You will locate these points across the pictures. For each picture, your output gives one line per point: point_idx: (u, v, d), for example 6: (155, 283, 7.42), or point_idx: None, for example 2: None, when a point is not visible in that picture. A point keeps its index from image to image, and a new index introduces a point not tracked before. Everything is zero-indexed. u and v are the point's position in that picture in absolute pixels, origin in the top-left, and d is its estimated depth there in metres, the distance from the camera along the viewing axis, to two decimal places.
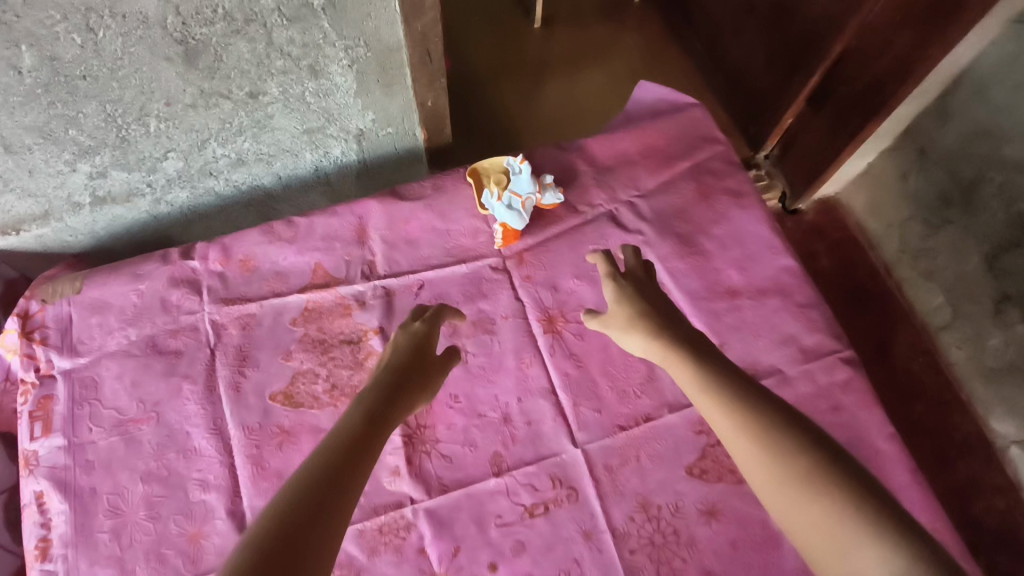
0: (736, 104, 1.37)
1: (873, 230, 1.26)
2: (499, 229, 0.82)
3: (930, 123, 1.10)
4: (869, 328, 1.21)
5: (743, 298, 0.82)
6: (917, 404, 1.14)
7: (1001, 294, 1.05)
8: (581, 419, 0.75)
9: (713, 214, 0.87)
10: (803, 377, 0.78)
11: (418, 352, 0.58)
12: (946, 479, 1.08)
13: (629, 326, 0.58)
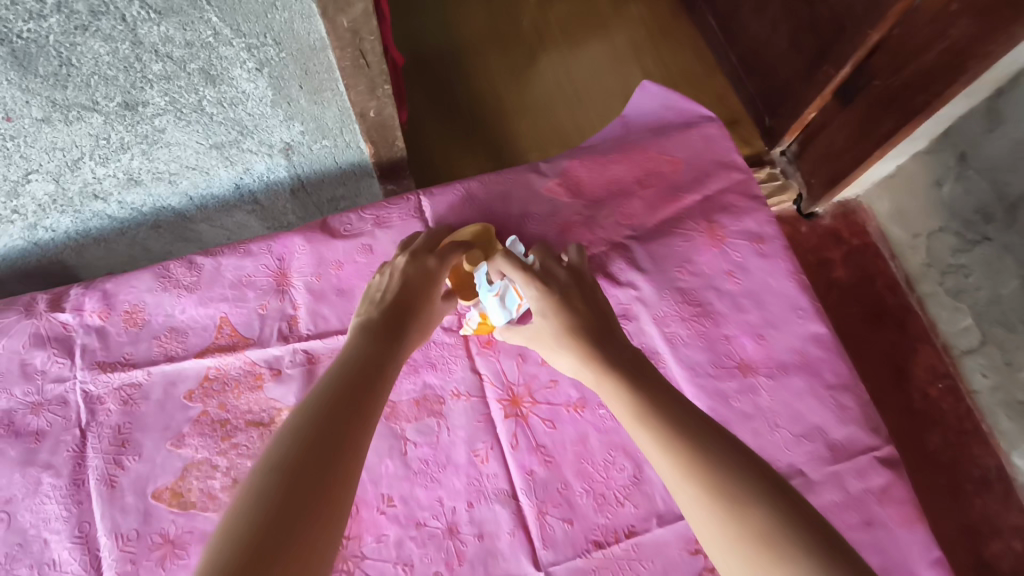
0: (754, 95, 1.17)
1: (896, 239, 1.04)
2: (476, 316, 0.63)
3: (976, 125, 0.84)
4: (884, 348, 1.02)
5: (759, 375, 0.66)
6: (932, 434, 0.96)
7: None
8: (546, 532, 0.59)
9: (726, 264, 0.70)
10: (830, 481, 0.62)
11: (426, 283, 0.55)
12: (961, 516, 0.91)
13: (552, 343, 0.53)
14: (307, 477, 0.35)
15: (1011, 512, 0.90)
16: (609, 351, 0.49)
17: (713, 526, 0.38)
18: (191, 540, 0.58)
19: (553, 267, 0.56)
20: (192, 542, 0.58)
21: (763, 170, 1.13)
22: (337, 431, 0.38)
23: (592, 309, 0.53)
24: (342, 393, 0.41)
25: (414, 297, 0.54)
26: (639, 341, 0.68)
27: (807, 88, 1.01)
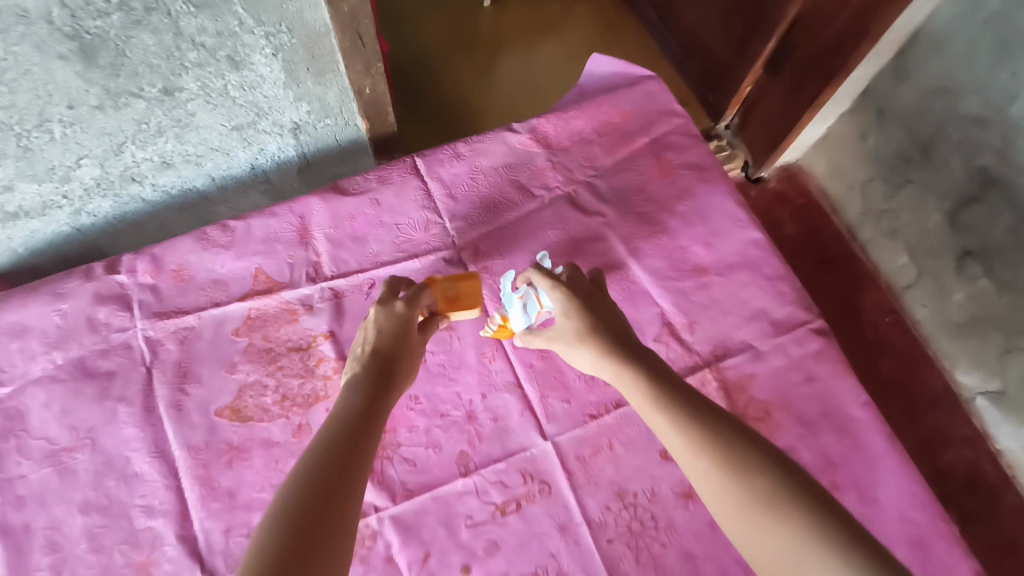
0: (695, 76, 1.34)
1: (836, 193, 1.21)
2: (498, 318, 0.70)
3: (888, 81, 1.01)
4: (835, 289, 1.19)
5: (711, 275, 0.78)
6: (885, 362, 1.12)
7: (963, 250, 0.97)
8: (548, 409, 0.72)
9: (676, 189, 0.82)
10: (775, 350, 0.74)
11: (405, 330, 0.62)
12: (917, 430, 1.06)
13: (575, 344, 0.61)
14: (311, 517, 0.41)
15: (959, 421, 1.03)
16: (630, 354, 0.57)
17: (722, 493, 0.45)
18: (253, 445, 0.69)
19: (579, 283, 0.64)
20: (254, 446, 0.69)
21: (713, 142, 1.31)
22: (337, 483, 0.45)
23: (606, 322, 0.60)
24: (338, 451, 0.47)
25: (394, 347, 0.60)
26: (609, 257, 0.79)
27: (739, 69, 1.18)
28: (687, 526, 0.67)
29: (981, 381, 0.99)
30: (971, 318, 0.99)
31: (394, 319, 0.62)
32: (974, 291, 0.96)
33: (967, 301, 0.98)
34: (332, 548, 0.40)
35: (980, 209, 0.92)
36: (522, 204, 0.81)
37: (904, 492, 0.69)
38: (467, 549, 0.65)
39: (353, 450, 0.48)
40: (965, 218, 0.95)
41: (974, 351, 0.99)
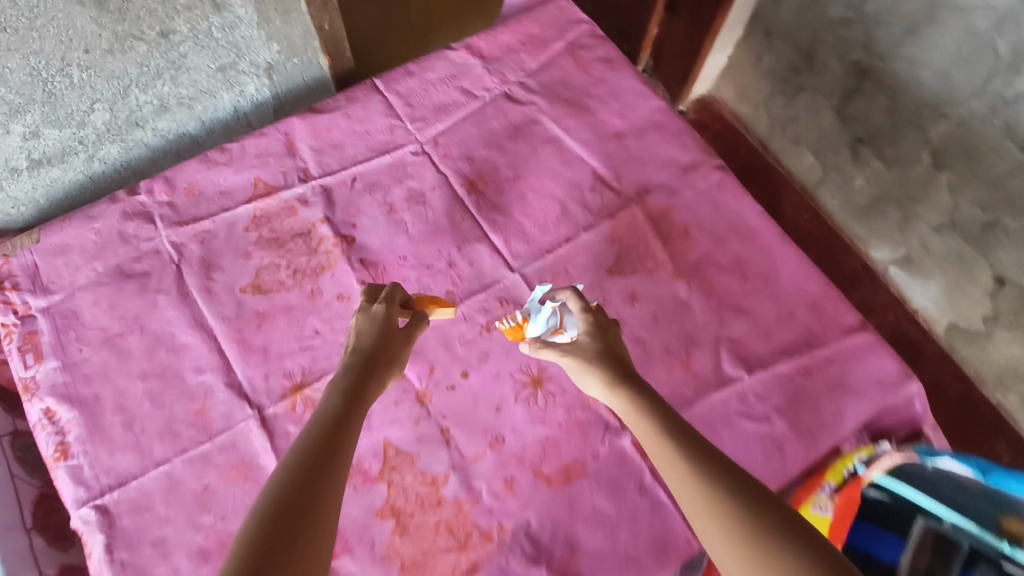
0: (611, 26, 1.72)
1: (746, 114, 1.71)
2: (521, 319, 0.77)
3: (770, 8, 1.46)
4: (765, 193, 1.70)
5: (628, 137, 0.96)
6: (813, 249, 1.63)
7: (855, 138, 1.45)
8: (514, 251, 0.87)
9: (591, 78, 1.00)
10: (686, 185, 0.92)
11: (386, 328, 0.62)
12: (851, 296, 1.59)
13: (582, 368, 0.63)
14: (273, 537, 0.42)
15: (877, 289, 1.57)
16: (633, 387, 0.59)
17: (716, 522, 0.47)
18: (276, 310, 0.84)
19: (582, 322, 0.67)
20: (277, 311, 0.83)
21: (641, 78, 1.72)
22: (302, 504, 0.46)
23: (602, 351, 0.63)
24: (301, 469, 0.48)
25: (373, 347, 0.61)
26: (545, 134, 0.96)
27: (646, 13, 1.56)
28: (635, 320, 0.84)
29: (888, 255, 1.54)
30: (869, 197, 1.51)
31: (373, 320, 0.63)
32: (869, 170, 1.46)
33: (867, 181, 1.48)
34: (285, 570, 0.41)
35: (857, 100, 1.40)
36: (468, 104, 0.98)
37: (798, 272, 0.86)
38: (464, 360, 0.81)
39: (320, 469, 0.48)
40: (850, 110, 1.43)
41: (874, 228, 1.54)
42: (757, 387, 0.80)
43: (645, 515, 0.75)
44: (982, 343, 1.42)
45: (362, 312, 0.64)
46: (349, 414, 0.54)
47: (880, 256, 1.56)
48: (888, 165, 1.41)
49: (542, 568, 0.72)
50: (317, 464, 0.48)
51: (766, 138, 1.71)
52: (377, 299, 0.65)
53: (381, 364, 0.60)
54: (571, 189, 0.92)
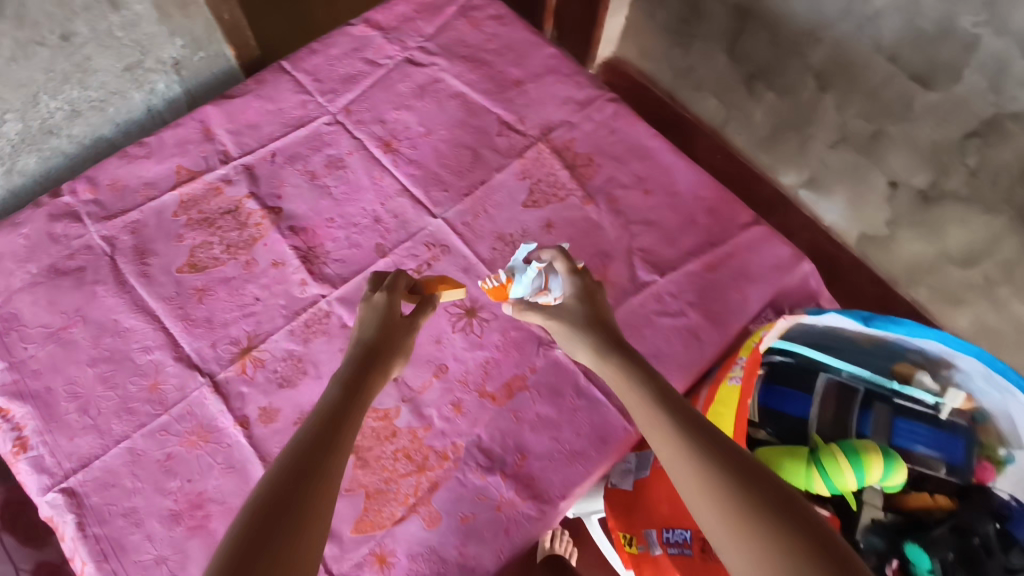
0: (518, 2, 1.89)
1: (648, 69, 1.84)
2: (503, 278, 0.79)
3: None
4: (677, 139, 1.82)
5: (527, 84, 1.03)
6: (729, 184, 1.77)
7: (749, 76, 1.56)
8: (434, 199, 0.94)
9: (485, 36, 1.08)
10: (585, 119, 1.00)
11: (389, 315, 0.63)
12: (775, 218, 1.71)
13: (572, 334, 0.63)
14: (268, 524, 0.44)
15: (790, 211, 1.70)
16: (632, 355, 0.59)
17: (712, 503, 0.47)
18: (215, 283, 0.87)
19: (574, 291, 0.66)
20: (215, 284, 0.87)
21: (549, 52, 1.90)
22: (304, 498, 0.46)
23: (590, 317, 0.64)
24: (299, 462, 0.49)
25: (376, 335, 0.61)
26: (450, 91, 1.03)
27: None
28: (554, 245, 0.91)
29: (797, 179, 1.64)
30: (770, 129, 1.61)
31: (375, 309, 0.63)
32: (764, 104, 1.57)
33: (766, 114, 1.59)
34: (277, 558, 0.42)
35: (744, 39, 1.51)
36: (374, 72, 1.04)
37: (695, 181, 0.95)
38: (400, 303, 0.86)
39: (316, 462, 0.49)
40: (740, 50, 1.54)
41: (777, 157, 1.65)
42: (670, 286, 0.88)
43: (585, 413, 0.80)
44: (887, 244, 1.51)
45: (367, 300, 0.65)
46: (348, 414, 0.54)
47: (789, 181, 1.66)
48: (780, 96, 1.52)
49: (497, 475, 0.77)
50: (310, 457, 0.49)
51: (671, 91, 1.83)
52: (379, 288, 0.66)
53: (385, 355, 0.61)
54: (480, 137, 0.99)
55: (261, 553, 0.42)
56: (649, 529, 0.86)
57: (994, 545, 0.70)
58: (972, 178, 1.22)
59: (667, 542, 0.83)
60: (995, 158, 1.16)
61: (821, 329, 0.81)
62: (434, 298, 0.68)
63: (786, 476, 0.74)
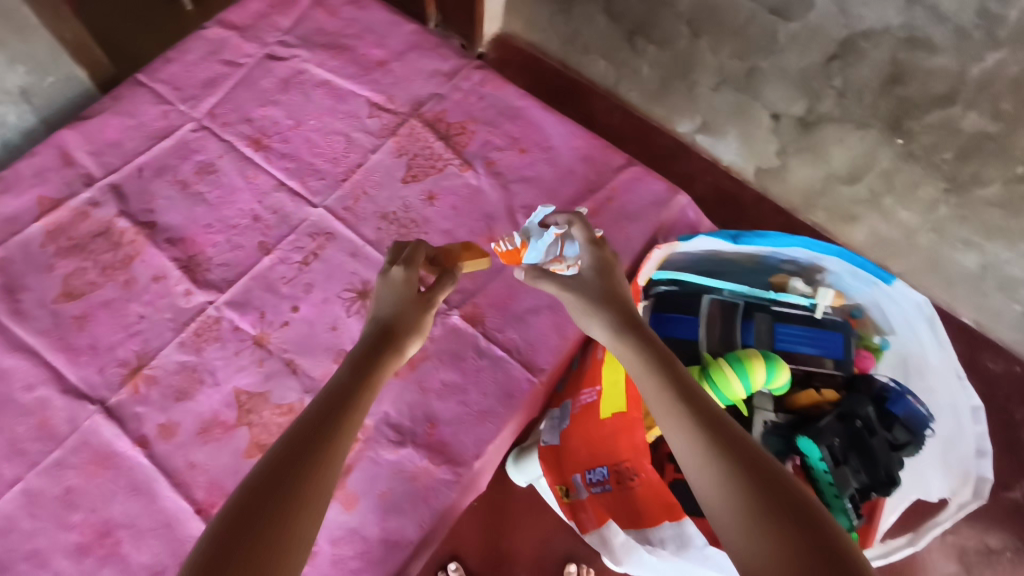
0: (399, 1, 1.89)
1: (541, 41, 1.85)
2: (518, 242, 0.79)
3: None
4: (575, 108, 1.84)
5: (391, 63, 1.04)
6: (630, 145, 1.79)
7: (629, 31, 1.56)
8: (312, 189, 0.93)
9: (344, 22, 1.08)
10: (453, 90, 1.01)
11: (406, 294, 0.64)
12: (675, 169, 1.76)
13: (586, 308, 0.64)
14: (262, 498, 0.47)
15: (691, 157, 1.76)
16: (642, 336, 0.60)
17: (713, 487, 0.49)
18: (95, 308, 0.84)
19: (594, 266, 0.67)
20: (95, 309, 0.84)
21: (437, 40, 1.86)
22: (299, 478, 0.49)
23: (606, 295, 0.64)
24: (296, 443, 0.52)
25: (392, 313, 0.63)
26: (315, 80, 1.02)
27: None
28: (438, 216, 0.91)
29: (691, 126, 1.71)
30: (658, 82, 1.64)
31: (396, 286, 0.64)
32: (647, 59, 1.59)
33: (651, 67, 1.61)
34: (271, 525, 0.46)
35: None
36: (234, 73, 1.02)
37: (567, 133, 0.97)
38: (291, 296, 0.85)
39: (313, 447, 0.51)
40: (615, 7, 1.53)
41: (671, 105, 1.69)
42: None
43: (489, 372, 0.82)
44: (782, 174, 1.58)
45: (385, 275, 0.66)
46: (349, 403, 0.56)
47: (686, 129, 1.73)
48: (659, 48, 1.53)
49: (409, 448, 0.77)
50: (307, 442, 0.52)
51: (564, 58, 1.84)
52: (398, 262, 0.66)
53: (399, 339, 0.61)
54: (351, 121, 0.98)
55: (257, 518, 0.46)
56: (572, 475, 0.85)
57: (874, 424, 0.76)
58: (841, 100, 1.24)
59: (590, 483, 0.83)
60: (856, 77, 1.18)
61: (694, 256, 0.85)
62: (454, 274, 0.68)
63: None
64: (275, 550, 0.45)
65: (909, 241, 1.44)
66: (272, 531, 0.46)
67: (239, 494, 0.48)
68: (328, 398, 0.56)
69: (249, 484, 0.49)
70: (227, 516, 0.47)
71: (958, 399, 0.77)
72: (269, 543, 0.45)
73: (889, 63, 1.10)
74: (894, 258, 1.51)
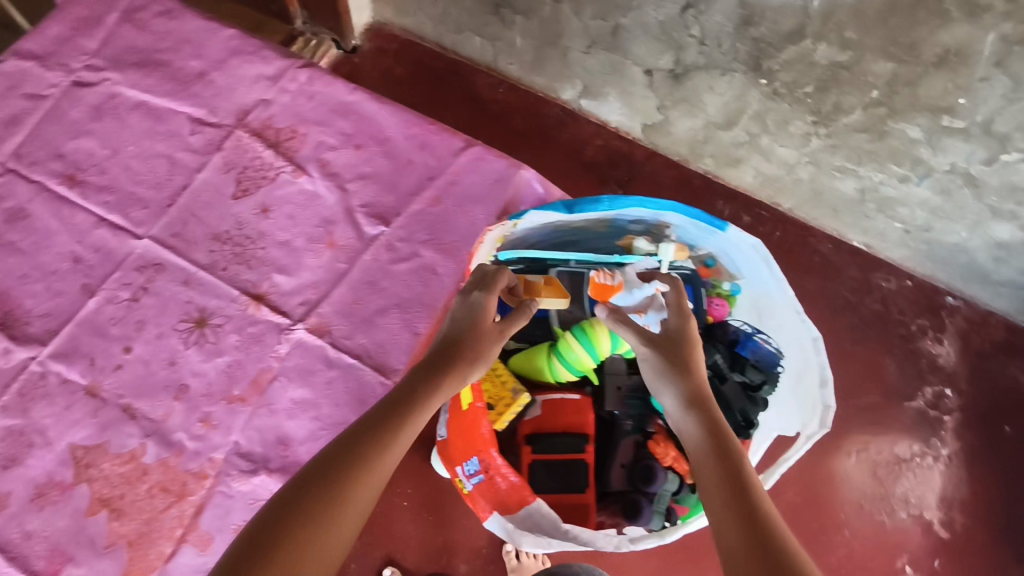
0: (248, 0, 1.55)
1: (410, 25, 1.61)
2: (616, 283, 0.83)
3: None
4: (455, 93, 1.61)
5: (211, 73, 0.96)
6: (516, 119, 1.59)
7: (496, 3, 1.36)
8: (136, 220, 0.87)
9: (156, 35, 0.98)
10: (279, 93, 0.95)
11: (479, 321, 0.69)
12: (562, 145, 1.58)
13: (656, 366, 0.65)
14: (296, 492, 0.55)
15: (583, 126, 1.59)
16: (708, 399, 0.62)
17: (724, 537, 0.51)
18: None
19: (678, 328, 0.66)
20: None
21: (300, 40, 1.57)
22: (326, 481, 0.56)
23: (685, 360, 0.63)
24: (333, 454, 0.58)
25: (458, 334, 0.69)
26: (130, 102, 0.94)
27: None
28: (274, 228, 0.87)
29: (573, 91, 1.53)
30: (533, 49, 1.45)
31: (470, 309, 0.70)
32: (521, 30, 1.40)
33: (525, 38, 1.42)
34: (292, 515, 0.53)
35: None
36: (39, 107, 0.93)
37: (402, 122, 0.93)
38: (122, 336, 0.80)
39: (344, 462, 0.57)
40: None
41: (549, 74, 1.51)
42: (399, 231, 0.88)
43: (341, 381, 0.79)
44: (666, 128, 1.46)
45: (464, 298, 0.72)
46: (389, 423, 0.61)
47: (569, 96, 1.56)
48: (527, 18, 1.35)
49: (263, 475, 0.75)
50: (341, 459, 0.57)
51: (438, 40, 1.61)
52: (474, 286, 0.72)
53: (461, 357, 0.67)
54: (173, 141, 0.92)
55: (288, 504, 0.54)
56: (454, 466, 0.77)
57: (724, 370, 0.82)
58: (703, 48, 1.16)
59: (466, 475, 0.75)
60: (711, 23, 1.10)
61: (537, 228, 0.85)
62: (527, 306, 0.73)
63: (535, 366, 0.81)
64: (287, 533, 0.52)
65: (793, 177, 1.37)
66: (288, 519, 0.53)
67: (278, 497, 0.55)
68: (365, 422, 0.61)
69: (289, 486, 0.56)
70: (264, 510, 0.54)
71: (799, 334, 0.81)
72: (290, 527, 0.53)
73: (737, 5, 1.04)
74: (781, 196, 1.46)
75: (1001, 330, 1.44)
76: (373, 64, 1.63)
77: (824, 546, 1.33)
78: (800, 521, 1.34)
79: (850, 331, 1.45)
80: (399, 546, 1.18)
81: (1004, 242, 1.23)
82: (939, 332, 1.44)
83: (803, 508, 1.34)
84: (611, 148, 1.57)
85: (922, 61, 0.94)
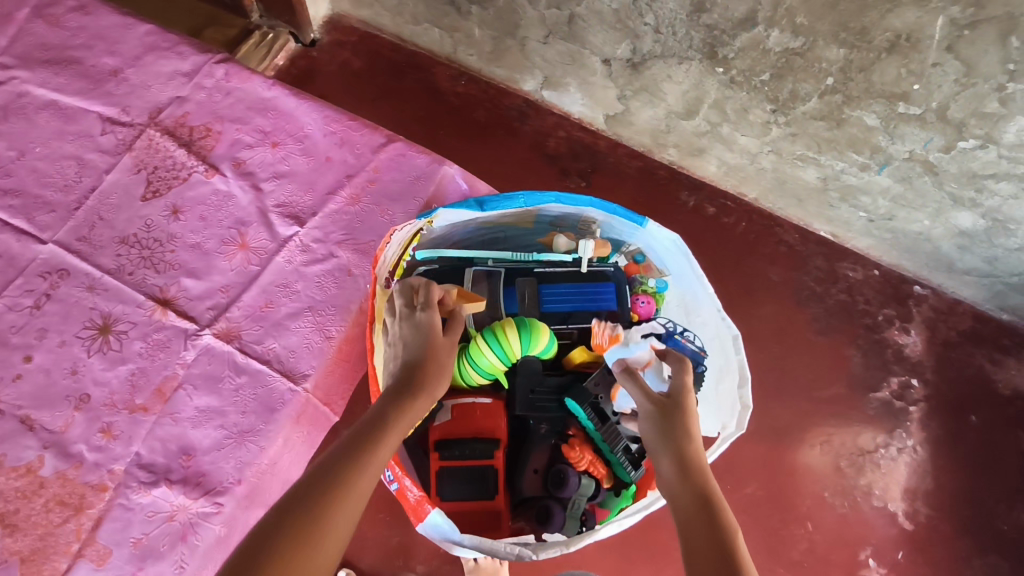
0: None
1: (368, 17, 1.54)
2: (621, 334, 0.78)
3: None
4: (412, 85, 1.55)
5: (125, 71, 0.91)
6: (479, 111, 1.53)
7: None
8: (41, 224, 0.83)
9: (68, 31, 0.93)
10: (195, 90, 0.91)
11: (433, 338, 0.67)
12: (523, 137, 1.52)
13: (655, 419, 0.62)
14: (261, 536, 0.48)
15: (546, 117, 1.53)
16: (705, 464, 0.58)
17: None
18: None
19: (679, 386, 0.63)
20: None
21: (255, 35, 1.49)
22: (296, 522, 0.49)
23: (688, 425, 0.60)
24: (301, 488, 0.51)
25: (419, 353, 0.65)
26: (39, 102, 0.89)
27: None
28: (185, 229, 0.85)
29: (534, 82, 1.48)
30: (492, 40, 1.40)
31: (419, 329, 0.67)
32: (477, 20, 1.35)
33: (482, 27, 1.36)
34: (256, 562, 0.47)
35: None
36: None
37: (321, 119, 0.90)
38: (22, 346, 0.77)
39: (315, 499, 0.51)
40: None
41: (506, 65, 1.46)
42: (314, 232, 0.86)
43: (249, 389, 0.77)
44: (628, 118, 1.41)
45: (410, 318, 0.69)
46: (360, 452, 0.55)
47: (530, 87, 1.50)
48: (483, 7, 1.30)
49: (163, 486, 0.72)
50: (312, 494, 0.51)
51: (398, 31, 1.54)
52: (418, 305, 0.69)
53: (422, 379, 0.64)
54: (83, 142, 0.88)
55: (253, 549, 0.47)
56: None
57: None
58: (658, 36, 1.12)
59: (387, 481, 0.73)
60: (664, 11, 1.07)
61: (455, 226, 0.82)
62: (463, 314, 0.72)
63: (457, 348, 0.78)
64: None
65: (756, 167, 1.34)
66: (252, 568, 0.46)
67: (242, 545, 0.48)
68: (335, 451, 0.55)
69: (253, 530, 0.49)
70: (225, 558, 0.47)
71: (720, 329, 0.80)
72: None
73: None
74: (745, 186, 1.43)
75: (969, 319, 1.41)
76: (331, 57, 1.54)
77: (783, 540, 1.27)
78: (759, 515, 1.28)
79: (816, 322, 1.40)
80: (354, 550, 1.16)
81: (967, 229, 1.21)
82: (906, 322, 1.40)
83: (766, 503, 1.29)
84: (575, 141, 1.51)
85: (874, 46, 0.91)
